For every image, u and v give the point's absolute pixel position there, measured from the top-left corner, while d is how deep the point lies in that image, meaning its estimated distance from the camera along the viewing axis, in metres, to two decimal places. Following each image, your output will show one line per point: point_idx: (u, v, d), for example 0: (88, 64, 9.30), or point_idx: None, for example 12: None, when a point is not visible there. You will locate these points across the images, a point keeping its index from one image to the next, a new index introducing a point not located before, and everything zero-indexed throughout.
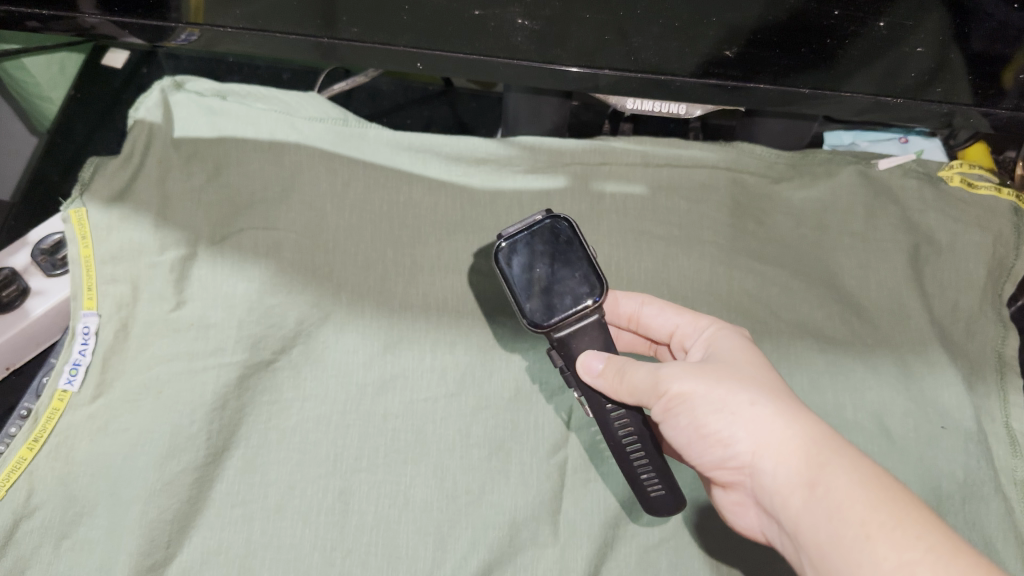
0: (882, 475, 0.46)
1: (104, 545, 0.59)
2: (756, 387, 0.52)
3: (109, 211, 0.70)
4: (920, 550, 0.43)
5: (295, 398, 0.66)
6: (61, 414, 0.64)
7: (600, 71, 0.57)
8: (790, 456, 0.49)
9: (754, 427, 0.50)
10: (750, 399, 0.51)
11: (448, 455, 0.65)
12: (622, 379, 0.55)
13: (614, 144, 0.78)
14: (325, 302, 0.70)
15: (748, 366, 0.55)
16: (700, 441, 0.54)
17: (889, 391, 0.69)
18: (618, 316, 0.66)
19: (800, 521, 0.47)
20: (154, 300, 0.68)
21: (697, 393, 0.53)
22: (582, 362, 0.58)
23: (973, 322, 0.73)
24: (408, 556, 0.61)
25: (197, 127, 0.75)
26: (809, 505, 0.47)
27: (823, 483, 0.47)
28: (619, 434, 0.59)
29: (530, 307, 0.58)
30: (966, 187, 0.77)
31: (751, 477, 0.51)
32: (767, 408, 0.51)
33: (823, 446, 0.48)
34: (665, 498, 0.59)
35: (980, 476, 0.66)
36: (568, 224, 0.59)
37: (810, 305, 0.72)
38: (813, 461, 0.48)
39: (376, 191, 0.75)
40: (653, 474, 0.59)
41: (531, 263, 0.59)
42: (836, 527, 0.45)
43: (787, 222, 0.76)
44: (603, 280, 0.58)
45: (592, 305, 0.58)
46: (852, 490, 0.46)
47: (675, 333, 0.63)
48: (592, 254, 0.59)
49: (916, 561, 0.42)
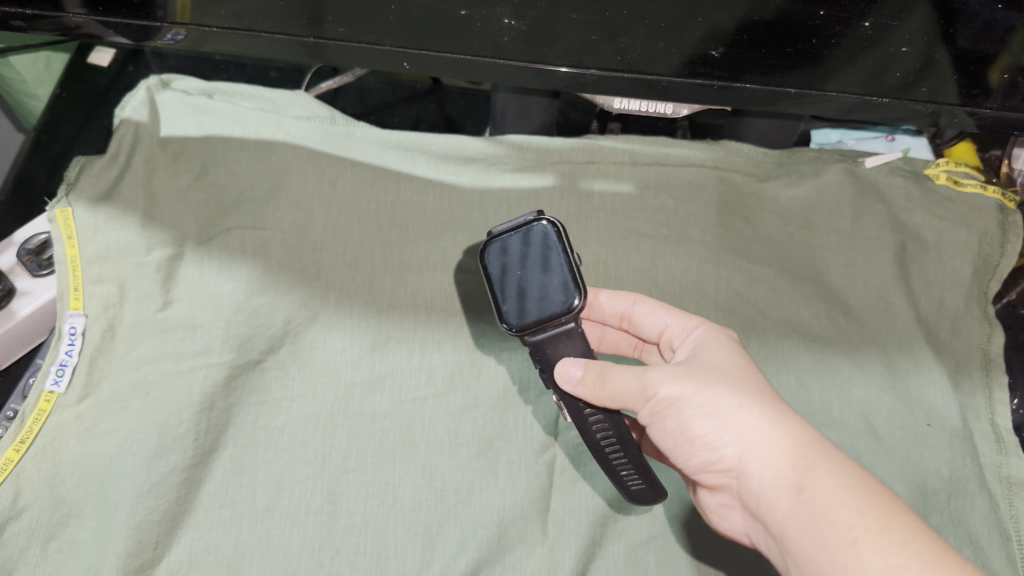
0: (867, 480, 0.47)
1: (92, 547, 0.59)
2: (741, 390, 0.52)
3: (95, 211, 0.70)
4: (906, 556, 0.43)
5: (283, 398, 0.66)
6: (48, 415, 0.63)
7: (588, 71, 0.57)
8: (777, 460, 0.49)
9: (741, 431, 0.51)
10: (737, 403, 0.52)
11: (436, 455, 0.65)
12: (605, 384, 0.55)
13: (601, 143, 0.79)
14: (314, 302, 0.70)
15: (732, 368, 0.55)
16: (686, 444, 0.54)
17: (875, 389, 0.69)
18: (609, 315, 0.65)
19: (786, 524, 0.48)
20: (141, 300, 0.68)
21: (684, 396, 0.53)
22: (561, 370, 0.58)
23: (959, 319, 0.73)
24: (397, 555, 0.61)
25: (182, 125, 0.75)
26: (796, 509, 0.47)
27: (811, 486, 0.47)
28: (597, 436, 0.60)
29: (507, 308, 0.58)
30: (953, 185, 0.78)
31: (737, 480, 0.52)
32: (754, 412, 0.51)
33: (809, 450, 0.49)
34: (645, 492, 0.60)
35: (966, 473, 0.66)
36: (554, 228, 0.58)
37: (797, 304, 0.72)
38: (801, 466, 0.48)
39: (363, 190, 0.75)
40: (633, 470, 0.59)
41: (513, 265, 0.59)
42: (824, 531, 0.46)
43: (774, 221, 0.77)
44: (581, 287, 0.57)
45: (568, 313, 0.58)
46: (839, 495, 0.46)
47: (664, 333, 0.63)
48: (574, 259, 0.58)
49: (903, 566, 0.43)
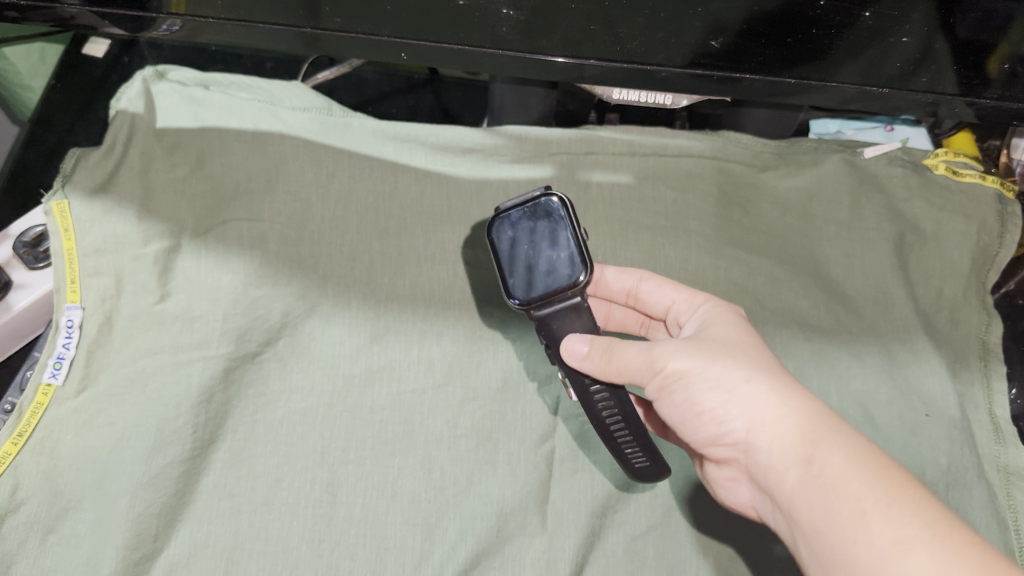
0: (877, 452, 0.46)
1: (90, 540, 0.59)
2: (750, 364, 0.52)
3: (91, 203, 0.69)
4: (915, 528, 0.42)
5: (282, 390, 0.66)
6: (46, 408, 0.63)
7: (586, 62, 0.57)
8: (785, 432, 0.49)
9: (749, 404, 0.50)
10: (745, 376, 0.51)
11: (435, 446, 0.65)
12: (612, 359, 0.56)
13: (600, 133, 0.78)
14: (312, 294, 0.69)
15: (742, 343, 0.55)
16: (694, 418, 0.54)
17: (874, 379, 0.69)
18: (617, 291, 0.66)
19: (794, 497, 0.47)
20: (138, 293, 0.68)
21: (692, 370, 0.53)
22: (567, 346, 0.58)
23: (957, 310, 0.73)
24: (397, 546, 0.61)
25: (179, 117, 0.74)
26: (803, 481, 0.47)
27: (819, 458, 0.46)
28: (602, 414, 0.59)
29: (514, 282, 0.59)
30: (952, 175, 0.77)
31: (746, 453, 0.51)
32: (763, 386, 0.51)
33: (818, 422, 0.48)
34: (648, 469, 0.60)
35: (964, 463, 0.66)
36: (562, 203, 0.59)
37: (796, 294, 0.72)
38: (809, 438, 0.48)
39: (361, 181, 0.74)
40: (636, 448, 0.59)
41: (519, 239, 0.59)
42: (831, 503, 0.45)
43: (772, 211, 0.77)
44: (587, 261, 0.58)
45: (574, 286, 0.58)
46: (847, 467, 0.45)
47: (671, 309, 0.63)
48: (581, 234, 0.58)
49: (911, 538, 0.42)
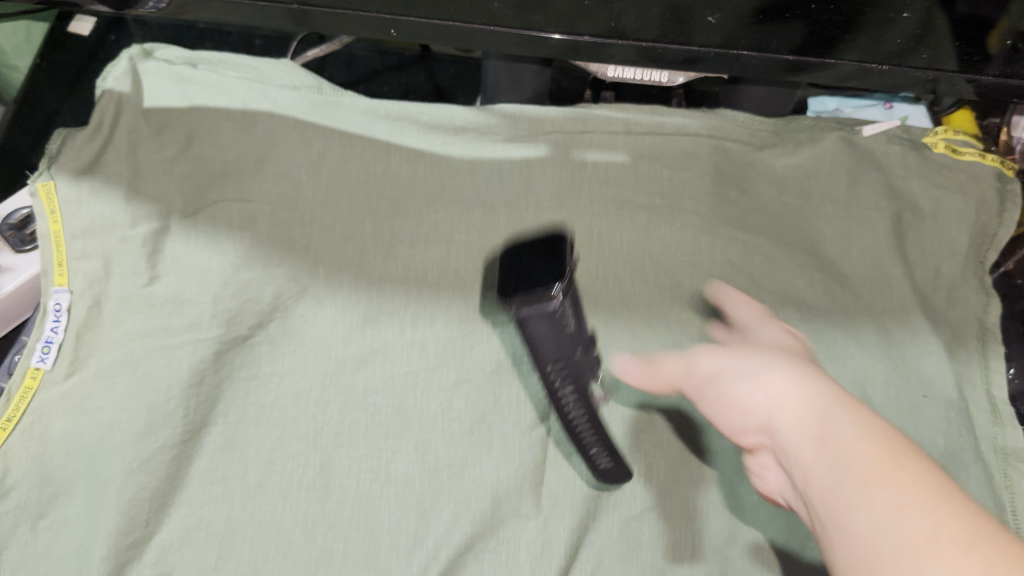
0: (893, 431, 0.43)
1: (81, 525, 0.59)
2: (783, 358, 0.51)
3: (77, 184, 0.69)
4: (916, 496, 0.39)
5: (274, 373, 0.65)
6: (34, 393, 0.63)
7: (580, 38, 0.55)
8: (802, 413, 0.47)
9: (769, 387, 0.49)
10: (770, 362, 0.50)
11: (429, 429, 0.64)
12: (655, 370, 0.57)
13: (595, 112, 0.77)
14: (303, 276, 0.69)
15: (786, 347, 0.54)
16: (724, 411, 0.53)
17: (870, 359, 0.68)
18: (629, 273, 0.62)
19: (806, 476, 0.45)
20: (127, 276, 0.67)
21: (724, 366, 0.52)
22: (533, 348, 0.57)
23: (955, 289, 0.73)
24: (391, 529, 0.60)
25: (167, 96, 0.73)
26: (814, 458, 0.45)
27: (831, 435, 0.44)
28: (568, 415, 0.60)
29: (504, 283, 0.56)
30: (951, 154, 0.77)
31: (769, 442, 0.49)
32: (788, 372, 0.49)
33: (836, 404, 0.46)
34: (610, 471, 0.62)
35: (962, 444, 0.66)
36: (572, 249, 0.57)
37: (793, 274, 0.72)
38: (823, 417, 0.46)
39: (352, 161, 0.73)
40: (602, 450, 0.62)
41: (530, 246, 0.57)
42: (839, 477, 0.43)
43: (770, 189, 0.76)
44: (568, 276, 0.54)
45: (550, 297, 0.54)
46: (857, 441, 0.43)
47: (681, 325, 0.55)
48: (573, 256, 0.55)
49: (910, 504, 0.39)
